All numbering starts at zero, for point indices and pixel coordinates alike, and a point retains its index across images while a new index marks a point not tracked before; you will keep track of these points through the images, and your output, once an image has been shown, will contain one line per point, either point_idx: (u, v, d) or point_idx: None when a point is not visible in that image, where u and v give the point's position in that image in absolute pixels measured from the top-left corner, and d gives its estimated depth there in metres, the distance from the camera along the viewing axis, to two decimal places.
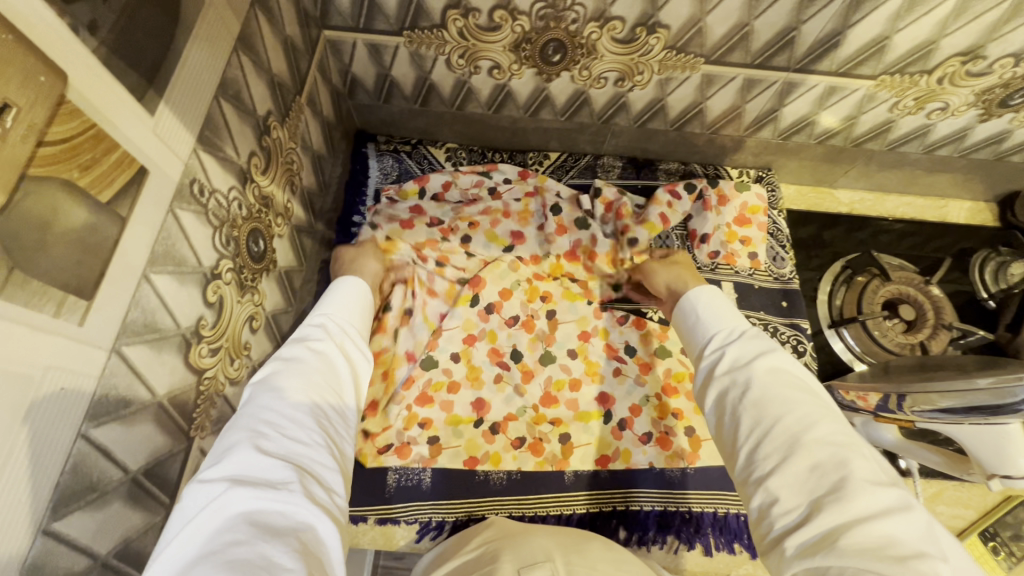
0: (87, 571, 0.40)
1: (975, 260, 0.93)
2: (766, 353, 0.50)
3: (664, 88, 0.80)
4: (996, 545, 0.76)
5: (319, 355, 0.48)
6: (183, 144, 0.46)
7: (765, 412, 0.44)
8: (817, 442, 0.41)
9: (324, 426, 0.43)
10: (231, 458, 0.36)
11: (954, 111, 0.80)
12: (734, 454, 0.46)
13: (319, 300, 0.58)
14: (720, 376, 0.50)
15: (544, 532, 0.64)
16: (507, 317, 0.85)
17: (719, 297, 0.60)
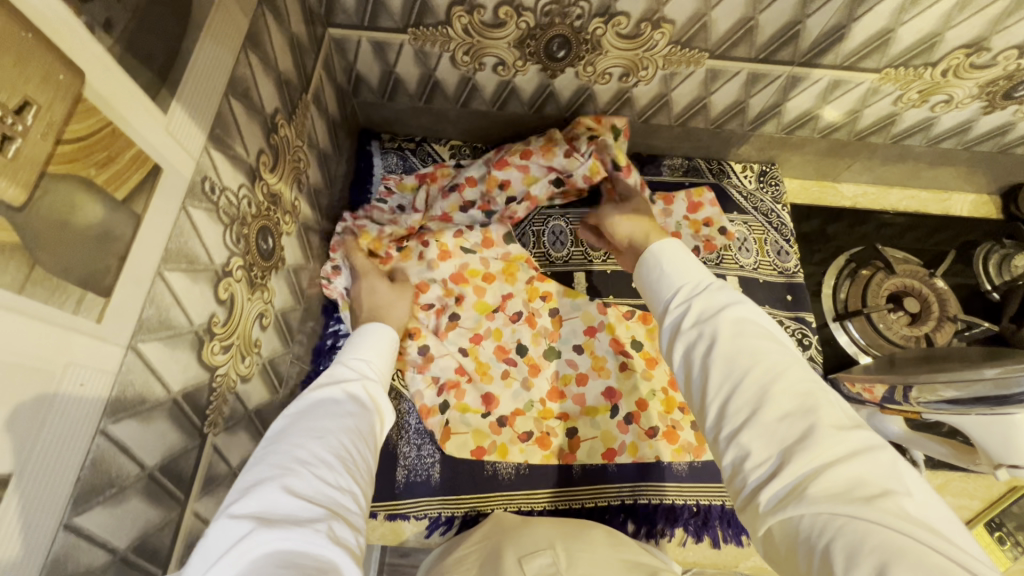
0: (106, 566, 0.40)
1: (979, 253, 0.94)
2: (732, 305, 0.49)
3: (668, 83, 0.80)
4: (1002, 535, 0.76)
5: (351, 397, 0.52)
6: (195, 143, 0.46)
7: (733, 366, 0.44)
8: (783, 391, 0.41)
9: (349, 464, 0.44)
10: (257, 498, 0.37)
11: (958, 103, 0.80)
12: (703, 412, 0.45)
13: (348, 344, 0.62)
14: (686, 331, 0.49)
15: (546, 522, 0.65)
16: (511, 314, 0.85)
17: (684, 254, 0.57)
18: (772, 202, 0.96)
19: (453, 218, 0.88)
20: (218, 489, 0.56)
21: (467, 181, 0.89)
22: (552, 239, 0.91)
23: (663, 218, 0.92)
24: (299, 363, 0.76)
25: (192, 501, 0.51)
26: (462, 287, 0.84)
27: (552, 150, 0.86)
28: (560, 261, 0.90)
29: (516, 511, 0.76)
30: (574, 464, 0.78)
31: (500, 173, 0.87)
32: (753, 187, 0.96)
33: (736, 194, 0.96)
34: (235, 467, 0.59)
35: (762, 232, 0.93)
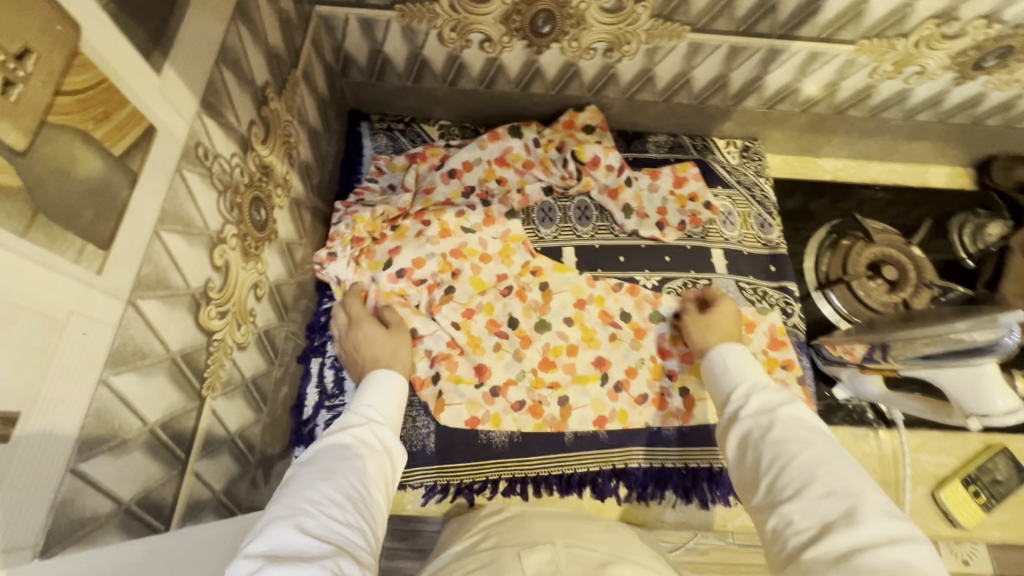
0: (110, 515, 0.41)
1: (954, 223, 0.97)
2: (784, 401, 0.55)
3: (652, 58, 0.82)
4: (977, 489, 0.79)
5: (360, 443, 0.55)
6: (188, 108, 0.47)
7: (783, 448, 0.50)
8: (830, 476, 0.46)
9: (359, 506, 0.48)
10: (269, 537, 0.42)
11: (930, 74, 0.83)
12: (752, 486, 0.51)
13: (360, 389, 0.64)
14: (744, 418, 0.55)
15: (544, 516, 0.66)
16: (502, 289, 0.86)
17: (742, 351, 0.64)
18: (755, 176, 0.98)
19: (455, 203, 0.89)
20: (217, 452, 0.57)
21: (464, 164, 0.90)
22: (541, 216, 0.92)
23: (648, 192, 0.95)
24: (292, 336, 0.77)
25: (193, 461, 0.52)
26: (460, 262, 0.85)
27: (550, 166, 0.92)
28: (550, 237, 0.91)
29: (511, 477, 0.78)
30: (566, 430, 0.80)
31: (498, 169, 0.91)
32: (736, 162, 0.99)
33: (720, 169, 0.98)
34: (233, 433, 0.60)
35: (746, 205, 0.96)
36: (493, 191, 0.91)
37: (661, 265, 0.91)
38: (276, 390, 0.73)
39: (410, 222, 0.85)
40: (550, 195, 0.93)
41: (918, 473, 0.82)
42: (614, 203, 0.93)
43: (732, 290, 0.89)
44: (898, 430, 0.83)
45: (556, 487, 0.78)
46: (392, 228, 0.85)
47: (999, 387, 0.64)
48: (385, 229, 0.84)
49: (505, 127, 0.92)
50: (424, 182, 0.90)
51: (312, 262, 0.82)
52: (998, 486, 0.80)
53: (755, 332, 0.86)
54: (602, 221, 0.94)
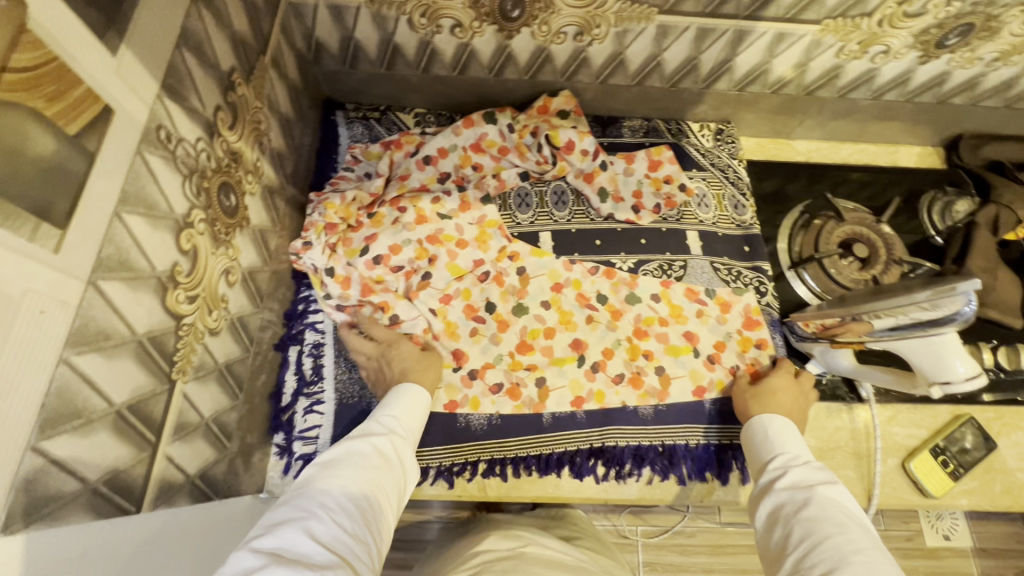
0: (77, 494, 0.42)
1: (924, 202, 0.99)
2: (825, 483, 0.58)
3: (622, 41, 0.83)
4: (945, 459, 0.81)
5: (379, 453, 0.55)
6: (148, 90, 0.47)
7: (814, 528, 0.53)
8: (861, 564, 0.48)
9: (368, 519, 0.48)
10: (278, 536, 0.43)
11: (895, 54, 0.84)
12: (780, 559, 0.54)
13: (385, 400, 0.65)
14: (778, 491, 0.59)
15: (540, 562, 0.64)
16: (480, 274, 0.87)
17: (790, 430, 0.68)
18: (728, 158, 0.99)
19: (430, 189, 0.89)
20: (190, 436, 0.58)
21: (438, 151, 0.91)
22: (518, 202, 0.93)
23: (624, 176, 0.95)
24: (268, 323, 0.77)
25: (165, 444, 0.53)
26: (436, 248, 0.85)
27: (524, 151, 0.93)
28: (527, 222, 0.92)
29: (489, 459, 0.79)
30: (544, 411, 0.81)
31: (474, 156, 0.92)
32: (710, 145, 1.00)
33: (694, 152, 0.99)
34: (207, 418, 0.60)
35: (720, 187, 0.97)
36: (469, 177, 0.91)
37: (637, 248, 0.92)
38: (253, 377, 0.73)
39: (385, 208, 0.85)
40: (527, 180, 0.94)
41: (889, 444, 0.84)
42: (589, 187, 0.93)
43: (706, 271, 0.90)
44: (869, 403, 0.84)
45: (535, 468, 0.79)
46: (368, 216, 0.85)
47: (958, 353, 0.66)
48: (361, 217, 0.84)
49: (479, 112, 0.93)
50: (399, 169, 0.90)
51: (285, 254, 0.81)
52: (966, 454, 0.82)
53: (729, 313, 0.88)
54: (578, 205, 0.95)
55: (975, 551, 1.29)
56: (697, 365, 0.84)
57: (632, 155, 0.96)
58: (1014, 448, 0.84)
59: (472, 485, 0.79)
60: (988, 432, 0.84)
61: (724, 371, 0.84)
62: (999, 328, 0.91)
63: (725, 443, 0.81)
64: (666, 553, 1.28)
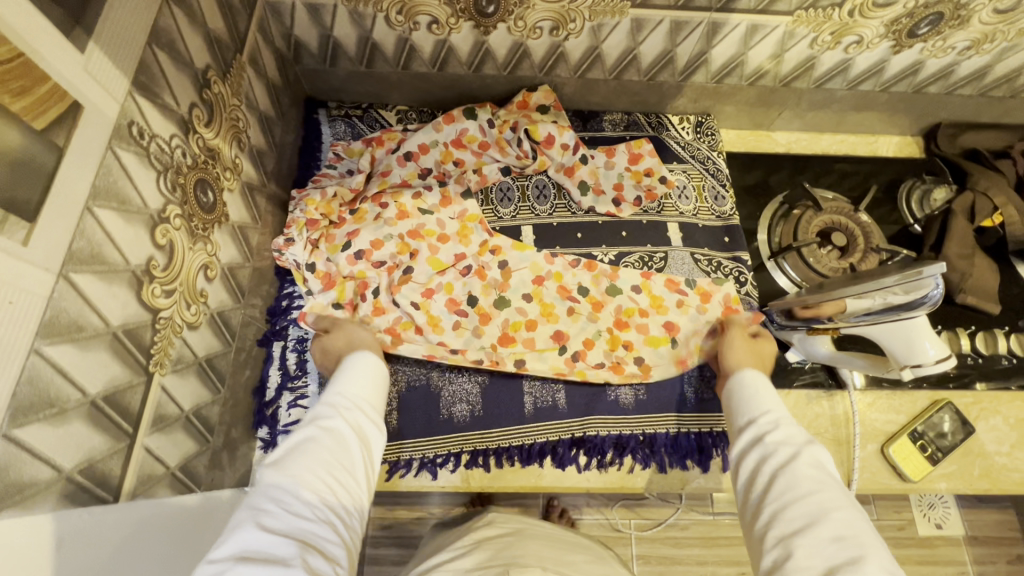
0: (51, 482, 0.43)
1: (902, 190, 1.01)
2: (808, 438, 0.56)
3: (597, 35, 0.84)
4: (924, 443, 0.82)
5: (329, 432, 0.53)
6: (119, 87, 0.48)
7: (798, 482, 0.51)
8: (840, 520, 0.47)
9: (328, 500, 0.47)
10: (233, 541, 0.41)
11: (868, 43, 0.85)
12: (758, 513, 0.52)
13: (333, 380, 0.63)
14: (765, 443, 0.57)
15: (538, 540, 0.72)
16: (462, 269, 0.88)
17: (762, 381, 0.66)
18: (708, 150, 1.00)
19: (412, 184, 0.91)
20: (169, 429, 0.58)
21: (420, 148, 0.92)
22: (499, 196, 0.94)
23: (605, 170, 0.96)
24: (252, 318, 0.78)
25: (142, 436, 0.53)
26: (418, 242, 0.87)
27: (505, 146, 0.94)
28: (508, 216, 0.93)
29: (472, 451, 0.79)
30: (526, 402, 0.82)
31: (455, 152, 0.93)
32: (690, 138, 1.01)
33: (674, 145, 1.00)
34: (187, 411, 0.61)
35: (700, 178, 0.98)
36: (450, 172, 0.93)
37: (618, 240, 0.92)
38: (237, 372, 0.74)
39: (369, 206, 0.88)
40: (508, 175, 0.95)
41: (869, 430, 0.85)
42: (570, 181, 0.95)
43: (687, 263, 0.91)
44: (848, 390, 0.85)
45: (517, 458, 0.80)
46: (351, 213, 0.87)
47: (928, 336, 0.67)
48: (344, 214, 0.86)
49: (459, 109, 0.94)
50: (381, 166, 0.91)
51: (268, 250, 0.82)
52: (944, 438, 0.83)
53: (710, 302, 0.88)
54: (559, 199, 0.95)
55: (966, 539, 1.30)
56: (677, 354, 0.85)
57: (613, 149, 0.97)
58: (992, 432, 0.84)
59: (455, 477, 0.79)
60: (966, 416, 0.85)
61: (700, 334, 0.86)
62: (978, 314, 0.92)
63: (705, 431, 0.82)
64: (660, 545, 1.28)
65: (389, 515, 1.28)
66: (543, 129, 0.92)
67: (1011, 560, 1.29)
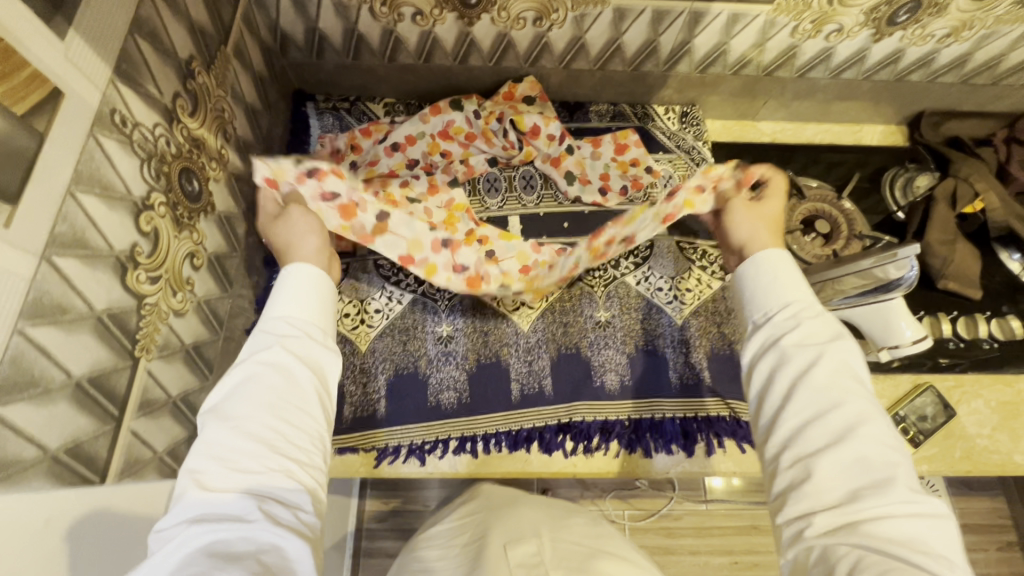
0: (37, 461, 0.44)
1: (886, 177, 1.02)
2: (836, 342, 0.49)
3: (580, 25, 0.85)
4: (906, 426, 0.83)
5: (270, 367, 0.47)
6: (99, 74, 0.49)
7: (824, 398, 0.47)
8: (868, 437, 0.45)
9: (280, 446, 0.44)
10: (182, 506, 0.40)
11: (849, 32, 0.86)
12: (773, 429, 0.48)
13: (273, 289, 0.53)
14: (784, 347, 0.50)
15: (529, 505, 0.77)
16: (455, 261, 0.81)
17: (785, 268, 0.55)
18: (694, 140, 1.01)
19: (399, 175, 0.92)
20: (157, 414, 0.59)
21: (407, 138, 0.93)
22: (486, 186, 0.95)
23: (591, 160, 0.97)
24: (240, 308, 0.78)
25: (129, 420, 0.54)
26: None
27: (491, 137, 0.95)
28: (495, 207, 0.94)
29: (458, 436, 0.80)
30: (513, 388, 0.82)
31: (442, 143, 0.94)
32: (676, 128, 1.02)
33: (660, 135, 1.01)
34: (175, 397, 0.62)
35: (686, 168, 0.98)
36: (437, 163, 0.94)
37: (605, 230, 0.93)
38: (227, 360, 0.74)
39: None
40: (495, 166, 0.96)
41: None
42: (557, 171, 0.95)
43: (671, 251, 0.92)
44: None
45: (505, 444, 0.81)
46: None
47: (904, 317, 0.70)
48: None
49: (445, 100, 0.95)
50: (367, 156, 0.92)
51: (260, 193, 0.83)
52: (925, 421, 0.84)
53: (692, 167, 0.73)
54: (546, 188, 0.96)
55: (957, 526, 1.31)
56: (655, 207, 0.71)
57: (599, 139, 0.98)
58: (974, 415, 0.85)
59: (444, 463, 0.80)
60: (948, 400, 0.86)
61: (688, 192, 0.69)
62: (960, 299, 0.93)
63: (690, 415, 0.83)
64: (653, 535, 1.30)
65: (385, 507, 1.29)
66: (529, 120, 0.93)
67: (1002, 547, 1.31)
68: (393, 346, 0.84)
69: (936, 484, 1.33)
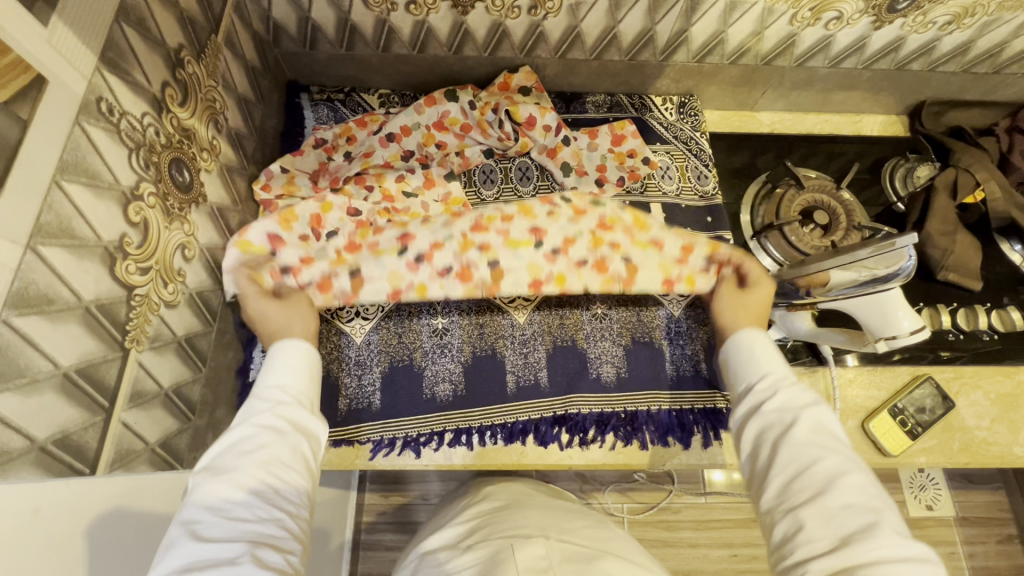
0: (23, 452, 0.44)
1: (886, 168, 1.01)
2: (811, 406, 0.56)
3: (576, 14, 0.84)
4: (904, 418, 0.82)
5: (263, 430, 0.54)
6: (85, 61, 0.49)
7: (804, 454, 0.52)
8: (849, 486, 0.50)
9: (270, 498, 0.50)
10: (176, 556, 0.44)
11: (848, 19, 0.85)
12: (764, 484, 0.54)
13: (266, 364, 0.61)
14: (766, 413, 0.57)
15: (538, 509, 0.74)
16: (438, 268, 0.73)
17: (763, 343, 0.64)
18: (692, 130, 1.00)
19: (394, 166, 0.91)
20: (148, 405, 0.59)
21: (403, 129, 0.92)
22: (482, 178, 0.94)
23: (587, 151, 0.96)
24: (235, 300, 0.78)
25: (119, 411, 0.54)
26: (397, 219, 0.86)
27: (487, 128, 0.94)
28: (491, 199, 0.93)
29: (453, 428, 0.80)
30: (509, 380, 0.82)
31: (437, 135, 0.93)
32: (674, 118, 1.01)
33: (657, 125, 1.00)
34: (167, 388, 0.62)
35: (683, 159, 0.98)
36: (432, 155, 0.93)
37: None
38: (221, 353, 0.74)
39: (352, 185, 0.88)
40: (491, 157, 0.95)
41: (850, 406, 0.85)
42: (553, 163, 0.94)
43: None
44: (829, 366, 0.85)
45: (500, 436, 0.80)
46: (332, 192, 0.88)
47: (902, 308, 0.69)
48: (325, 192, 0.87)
49: (441, 90, 0.94)
50: (363, 148, 0.91)
51: (256, 200, 0.84)
52: (924, 414, 0.82)
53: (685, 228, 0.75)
54: (542, 180, 0.96)
55: (957, 520, 1.31)
56: (665, 261, 0.74)
57: (596, 130, 0.97)
58: (973, 407, 0.85)
59: (439, 455, 0.80)
60: (947, 392, 0.85)
61: (694, 269, 0.73)
62: (959, 290, 0.92)
63: (688, 408, 0.82)
64: (652, 528, 1.29)
65: (383, 501, 1.29)
66: (525, 110, 0.92)
67: (1001, 540, 1.30)
68: (389, 339, 0.83)
69: (936, 478, 1.33)
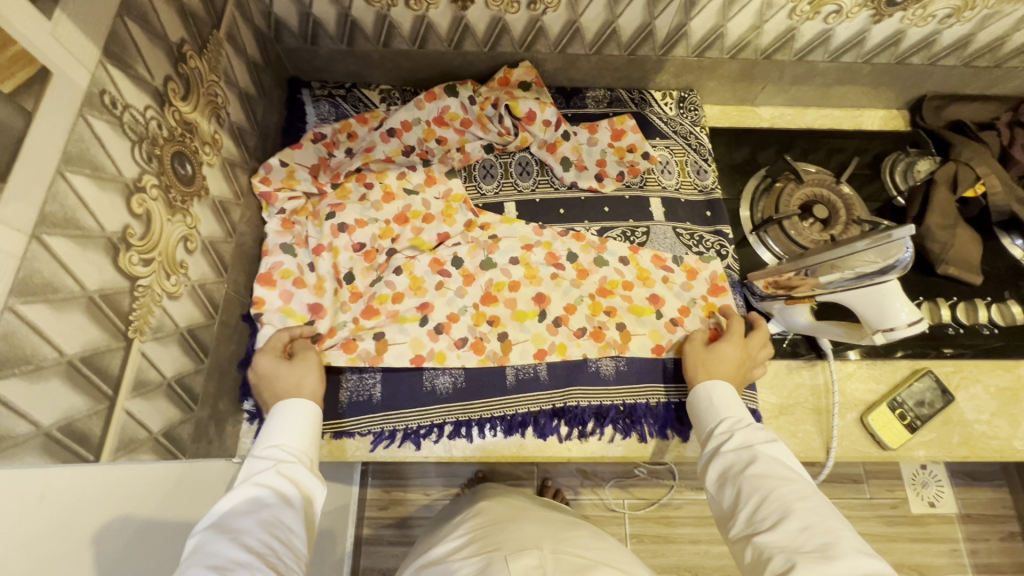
0: (29, 437, 0.44)
1: (887, 162, 1.01)
2: (767, 442, 0.61)
3: (575, 8, 0.84)
4: (903, 412, 0.82)
5: (269, 494, 0.56)
6: (88, 56, 0.50)
7: (761, 482, 0.56)
8: (805, 509, 0.53)
9: (270, 561, 0.50)
10: None
11: (847, 13, 0.85)
12: (733, 517, 0.57)
13: (266, 426, 0.65)
14: (724, 453, 0.62)
15: (531, 522, 0.73)
16: (455, 339, 0.83)
17: (723, 389, 0.71)
18: (692, 125, 1.00)
19: (395, 161, 0.93)
20: (152, 395, 0.60)
21: (404, 124, 0.92)
22: (483, 173, 0.95)
23: (587, 146, 0.97)
24: (238, 292, 0.79)
25: (123, 399, 0.55)
26: (403, 226, 0.89)
27: (487, 123, 0.94)
28: (491, 193, 0.94)
29: (454, 421, 0.80)
30: (508, 373, 0.82)
31: (437, 129, 0.94)
32: (673, 113, 1.01)
33: (657, 120, 1.00)
34: (170, 378, 0.63)
35: (683, 153, 0.98)
36: (433, 150, 0.94)
37: (602, 216, 0.93)
38: (222, 346, 0.75)
39: (353, 183, 0.90)
40: (491, 153, 0.96)
41: (849, 399, 0.85)
42: (553, 157, 0.95)
43: (669, 237, 0.92)
44: (828, 359, 0.85)
45: (500, 429, 0.80)
46: (334, 187, 0.89)
47: (900, 300, 0.69)
48: (326, 187, 0.88)
49: (441, 85, 0.94)
50: (364, 147, 0.92)
51: (256, 194, 0.85)
52: (924, 407, 0.82)
53: (695, 280, 0.89)
54: (542, 174, 0.96)
55: (960, 517, 1.31)
56: (658, 325, 0.86)
57: (598, 125, 0.98)
58: (973, 401, 0.85)
59: (439, 448, 0.80)
60: (947, 385, 0.85)
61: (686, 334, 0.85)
62: (959, 285, 0.92)
63: None
64: (654, 524, 1.30)
65: (386, 496, 1.30)
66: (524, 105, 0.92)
67: (1004, 537, 1.30)
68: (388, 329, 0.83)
69: (938, 474, 1.33)
